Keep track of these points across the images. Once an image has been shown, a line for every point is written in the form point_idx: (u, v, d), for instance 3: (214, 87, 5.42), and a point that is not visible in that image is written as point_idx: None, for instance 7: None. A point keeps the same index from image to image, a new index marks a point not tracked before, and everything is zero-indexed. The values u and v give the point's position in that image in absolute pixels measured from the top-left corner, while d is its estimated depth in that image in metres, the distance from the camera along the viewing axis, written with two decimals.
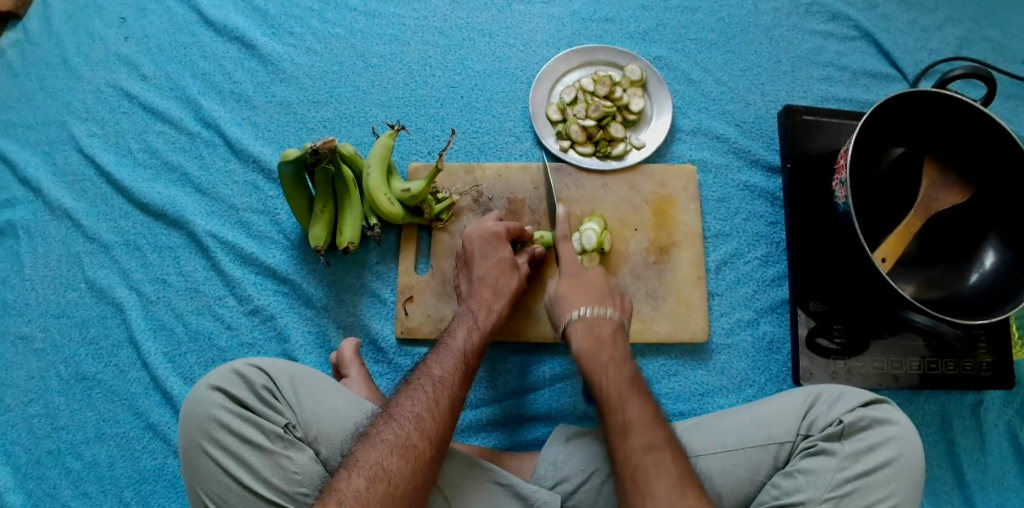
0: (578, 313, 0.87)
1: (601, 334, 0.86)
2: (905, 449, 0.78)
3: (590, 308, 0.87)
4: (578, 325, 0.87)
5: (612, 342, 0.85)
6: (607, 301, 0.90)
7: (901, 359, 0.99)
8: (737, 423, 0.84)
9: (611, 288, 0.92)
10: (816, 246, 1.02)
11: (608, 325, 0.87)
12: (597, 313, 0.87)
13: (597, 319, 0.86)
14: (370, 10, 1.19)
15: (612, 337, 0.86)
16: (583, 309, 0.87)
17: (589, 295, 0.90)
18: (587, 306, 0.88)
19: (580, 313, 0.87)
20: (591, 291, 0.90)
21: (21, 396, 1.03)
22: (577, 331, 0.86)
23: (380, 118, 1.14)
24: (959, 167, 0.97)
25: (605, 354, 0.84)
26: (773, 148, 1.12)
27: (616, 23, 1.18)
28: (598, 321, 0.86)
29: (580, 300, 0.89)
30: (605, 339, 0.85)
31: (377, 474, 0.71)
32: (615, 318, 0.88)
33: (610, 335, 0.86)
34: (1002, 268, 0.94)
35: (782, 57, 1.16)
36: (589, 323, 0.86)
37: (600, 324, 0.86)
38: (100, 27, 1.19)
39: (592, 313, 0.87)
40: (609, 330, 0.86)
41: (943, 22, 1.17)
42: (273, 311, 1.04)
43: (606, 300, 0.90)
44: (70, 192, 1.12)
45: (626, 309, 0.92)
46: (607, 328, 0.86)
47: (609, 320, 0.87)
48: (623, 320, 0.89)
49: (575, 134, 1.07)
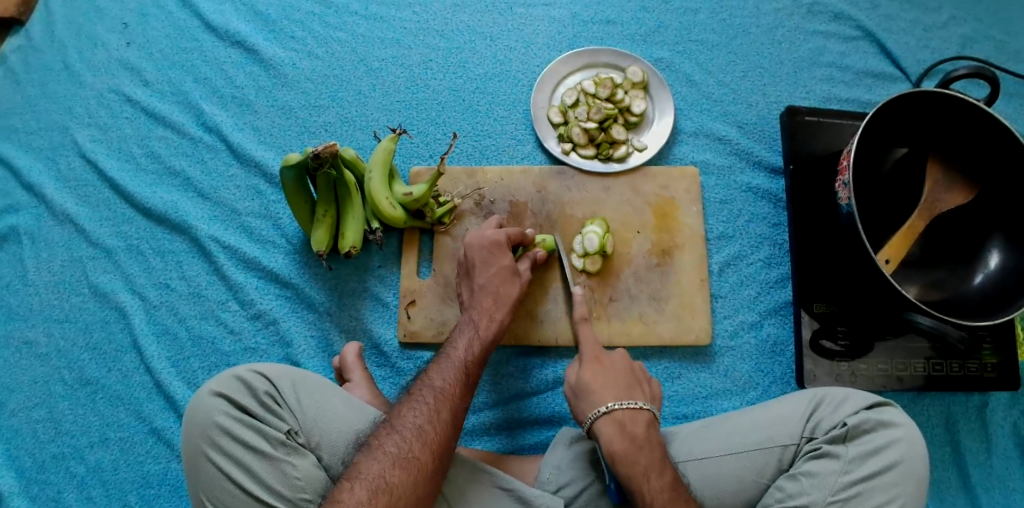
0: (606, 408, 0.81)
1: (633, 431, 0.79)
2: (910, 453, 0.77)
3: (619, 401, 0.81)
4: (606, 422, 0.80)
5: (648, 442, 0.79)
6: (635, 391, 0.84)
7: (906, 361, 0.99)
8: (741, 426, 0.84)
9: (637, 374, 0.87)
10: (819, 247, 1.01)
11: (641, 422, 0.80)
12: (627, 409, 0.81)
13: (629, 417, 0.80)
14: (371, 14, 1.19)
15: (647, 437, 0.79)
16: (612, 404, 0.81)
17: (617, 386, 0.84)
18: (616, 400, 0.81)
19: (608, 407, 0.81)
20: (618, 381, 0.84)
21: (25, 401, 1.03)
22: (606, 429, 0.80)
23: (382, 122, 1.14)
24: (965, 167, 0.96)
25: (642, 458, 0.77)
26: (775, 149, 1.11)
27: (618, 25, 1.17)
28: (629, 418, 0.80)
29: (607, 393, 0.83)
30: (639, 437, 0.79)
31: (379, 486, 0.71)
32: (648, 410, 0.82)
33: (644, 433, 0.79)
34: (1007, 269, 0.93)
35: (785, 57, 1.16)
36: (618, 421, 0.80)
37: (633, 420, 0.80)
38: (102, 33, 1.20)
39: (621, 409, 0.80)
40: (643, 429, 0.80)
41: (947, 21, 1.17)
42: (276, 315, 1.04)
43: (634, 390, 0.84)
44: (73, 198, 1.12)
45: (653, 395, 0.87)
46: (639, 425, 0.80)
47: (640, 414, 0.81)
48: (653, 408, 0.84)
49: (577, 137, 1.07)
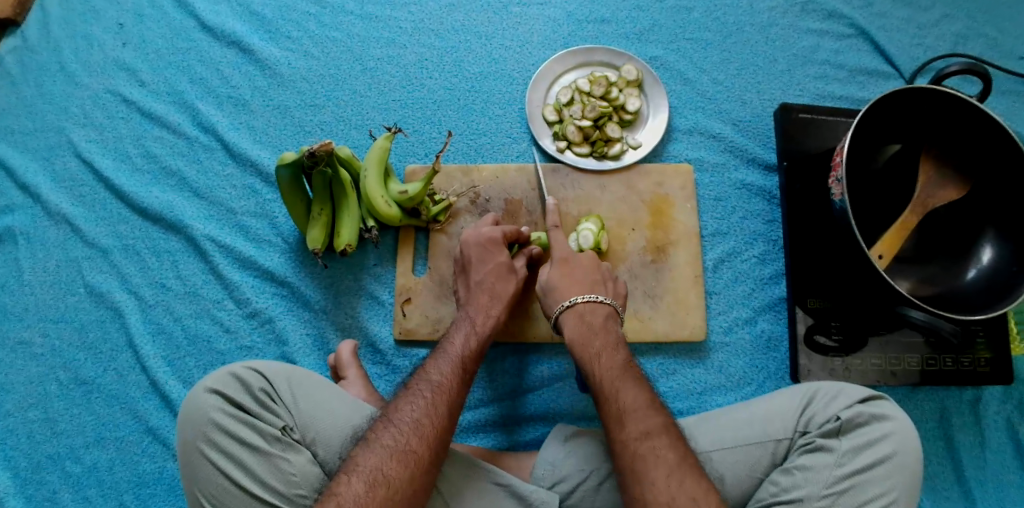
0: (567, 302, 0.88)
1: (592, 321, 0.86)
2: (903, 446, 0.77)
3: (581, 295, 0.88)
4: (569, 315, 0.87)
5: (603, 328, 0.86)
6: (598, 286, 0.91)
7: (899, 356, 0.99)
8: (736, 421, 0.84)
9: (605, 274, 0.93)
10: (813, 244, 1.02)
11: (600, 314, 0.87)
12: (588, 302, 0.88)
13: (589, 309, 0.87)
14: (366, 14, 1.19)
15: (604, 325, 0.86)
16: (573, 297, 0.88)
17: (581, 281, 0.90)
18: (579, 295, 0.88)
19: (570, 300, 0.88)
20: (582, 277, 0.91)
21: (21, 401, 1.03)
22: (568, 320, 0.87)
23: (377, 121, 1.14)
24: (957, 163, 0.96)
25: (597, 340, 0.84)
26: (769, 147, 1.12)
27: (612, 24, 1.18)
28: (589, 310, 0.87)
29: (572, 289, 0.89)
30: (596, 327, 0.86)
31: (376, 478, 0.71)
32: (608, 305, 0.88)
33: (601, 322, 0.86)
34: (1000, 264, 0.94)
35: (778, 56, 1.16)
36: (579, 313, 0.87)
37: (592, 312, 0.87)
38: (98, 33, 1.20)
39: (582, 302, 0.88)
40: (600, 319, 0.86)
41: (939, 19, 1.18)
42: (272, 313, 1.04)
43: (598, 287, 0.90)
44: (69, 197, 1.12)
45: (620, 293, 0.93)
46: (598, 316, 0.87)
47: (599, 307, 0.88)
48: (616, 305, 0.90)
49: (571, 135, 1.07)
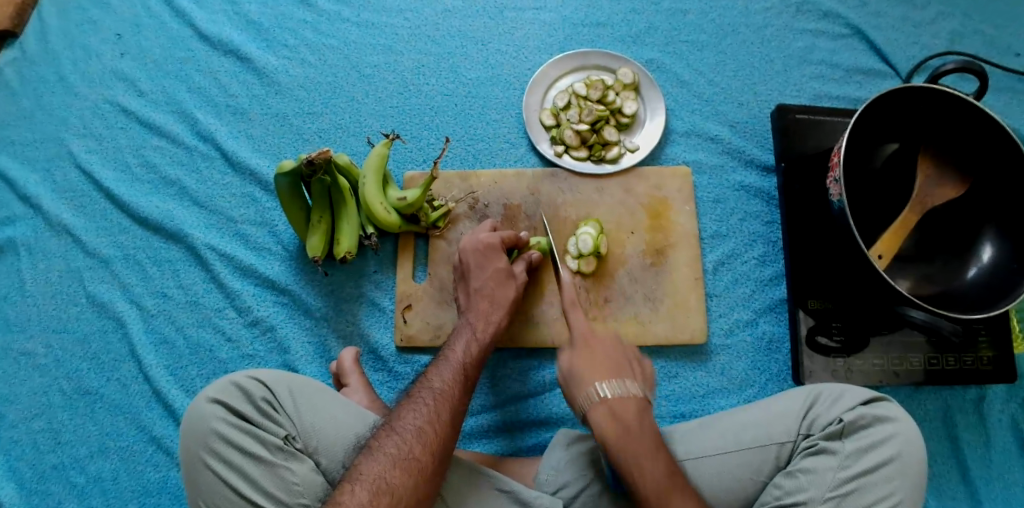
0: (597, 395, 0.79)
1: (626, 418, 0.78)
2: (906, 447, 0.77)
3: (610, 386, 0.80)
4: (600, 409, 0.79)
5: (641, 428, 0.78)
6: (625, 374, 0.83)
7: (901, 355, 0.99)
8: (738, 424, 0.84)
9: (626, 355, 0.85)
10: (812, 245, 1.02)
11: (633, 407, 0.79)
12: (619, 396, 0.79)
13: (620, 402, 0.79)
14: (363, 21, 1.19)
15: (640, 422, 0.79)
16: (602, 388, 0.80)
17: (608, 369, 0.83)
18: (607, 383, 0.80)
19: (599, 392, 0.80)
20: (608, 364, 0.83)
21: (24, 412, 1.04)
22: (599, 415, 0.79)
23: (375, 128, 1.14)
24: (954, 160, 0.97)
25: (635, 444, 0.77)
26: (767, 148, 1.12)
27: (608, 27, 1.18)
28: (621, 404, 0.79)
29: (598, 377, 0.82)
30: (631, 421, 0.78)
31: (380, 487, 0.71)
32: (640, 394, 0.81)
33: (637, 419, 0.79)
34: (1000, 262, 0.94)
35: (775, 56, 1.16)
36: (612, 409, 0.79)
37: (624, 406, 0.79)
38: (96, 44, 1.21)
39: (614, 396, 0.79)
40: (634, 414, 0.79)
41: (935, 17, 1.18)
42: (273, 322, 1.05)
43: (625, 375, 0.83)
44: (70, 208, 1.12)
45: (646, 377, 0.86)
46: (631, 411, 0.79)
47: (632, 398, 0.80)
48: (646, 392, 0.83)
49: (569, 139, 1.08)
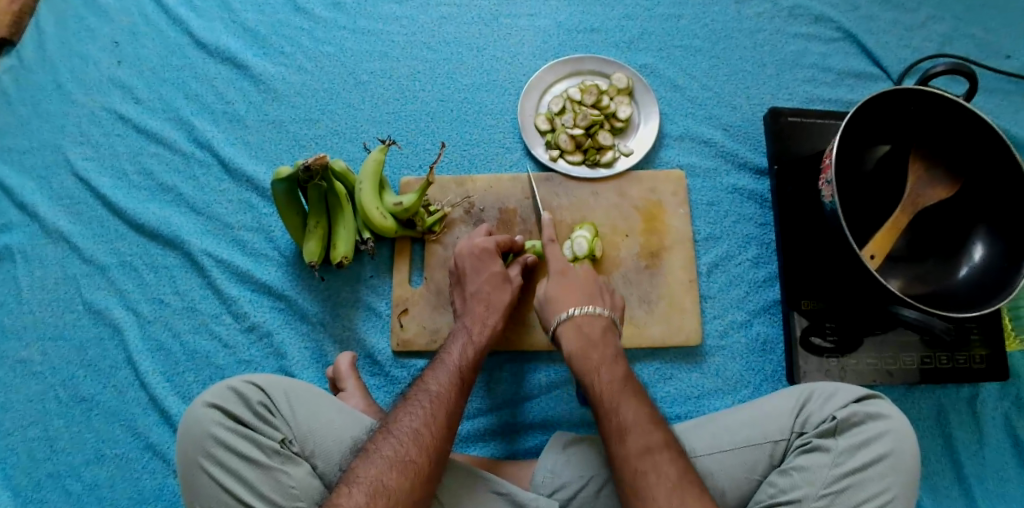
0: (566, 314, 0.88)
1: (590, 333, 0.86)
2: (899, 444, 0.78)
3: (578, 307, 0.88)
4: (567, 327, 0.87)
5: (603, 341, 0.86)
6: (597, 299, 0.91)
7: (894, 355, 1.00)
8: (732, 424, 0.85)
9: (600, 286, 0.93)
10: (806, 246, 1.02)
11: (598, 326, 0.87)
12: (586, 314, 0.88)
13: (587, 320, 0.87)
14: (359, 28, 1.20)
15: (603, 337, 0.86)
16: (571, 310, 0.88)
17: (578, 294, 0.90)
18: (575, 306, 0.89)
19: (568, 313, 0.88)
20: (579, 291, 0.91)
21: (20, 419, 1.04)
22: (566, 331, 0.87)
23: (371, 134, 1.15)
24: (945, 161, 0.97)
25: (594, 355, 0.84)
26: (760, 151, 1.13)
27: (601, 33, 1.19)
28: (586, 321, 0.87)
29: (569, 301, 0.89)
30: (594, 338, 0.86)
31: (377, 489, 0.71)
32: (606, 316, 0.88)
33: (600, 334, 0.86)
34: (991, 261, 0.95)
35: (768, 60, 1.18)
36: (578, 325, 0.87)
37: (591, 324, 0.87)
38: (93, 52, 1.21)
39: (581, 313, 0.88)
40: (599, 331, 0.87)
41: (925, 21, 1.19)
42: (270, 327, 1.05)
43: (596, 299, 0.90)
44: (67, 215, 1.13)
45: (618, 305, 0.93)
46: (596, 328, 0.87)
47: (598, 319, 0.88)
48: (614, 317, 0.90)
49: (564, 144, 1.09)
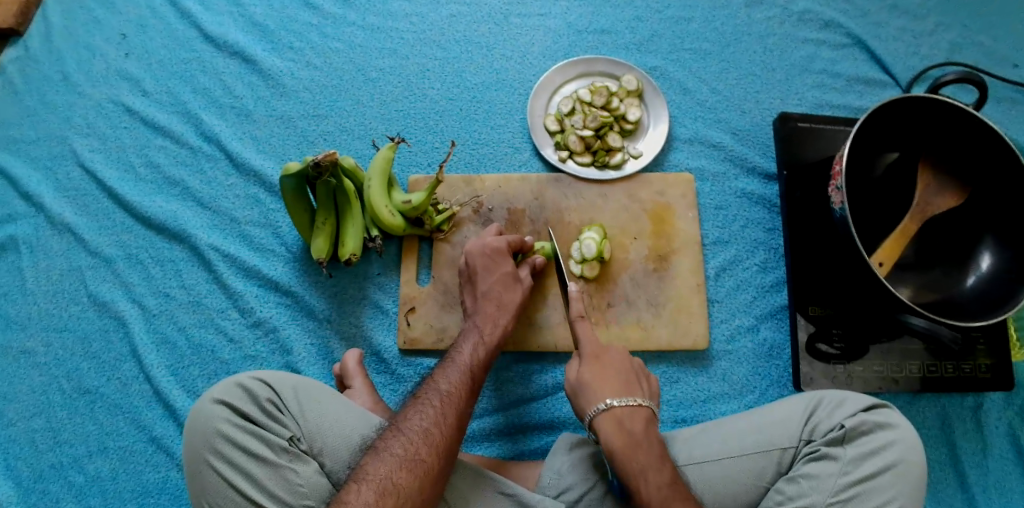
0: (605, 405, 0.82)
1: (633, 429, 0.80)
2: (908, 455, 0.78)
3: (617, 399, 0.82)
4: (607, 419, 0.81)
5: (646, 439, 0.80)
6: (634, 388, 0.85)
7: (901, 363, 1.00)
8: (741, 429, 0.85)
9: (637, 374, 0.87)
10: (814, 252, 1.02)
11: (640, 420, 0.81)
12: (625, 406, 0.82)
13: (628, 414, 0.81)
14: (368, 25, 1.20)
15: (646, 433, 0.80)
16: (611, 400, 0.82)
17: (617, 383, 0.84)
18: (614, 397, 0.83)
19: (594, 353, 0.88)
20: (616, 377, 0.85)
21: (23, 411, 1.03)
22: (606, 424, 0.81)
23: (380, 131, 1.15)
24: (953, 170, 0.98)
25: (641, 455, 0.78)
26: (769, 156, 1.13)
27: (612, 34, 1.19)
28: (627, 415, 0.81)
29: (606, 390, 0.84)
30: (637, 432, 0.80)
31: (386, 487, 0.71)
32: (646, 407, 0.83)
33: (642, 430, 0.80)
34: (998, 270, 0.95)
35: (777, 65, 1.18)
36: (618, 418, 0.81)
37: (631, 418, 0.81)
38: (101, 43, 1.21)
39: (621, 406, 0.82)
40: (641, 425, 0.81)
41: (935, 28, 1.19)
42: (276, 323, 1.05)
43: (633, 388, 0.84)
44: (72, 207, 1.12)
45: (652, 392, 0.87)
46: (639, 422, 0.81)
47: (623, 356, 0.88)
48: (652, 406, 0.84)
49: (573, 145, 1.09)
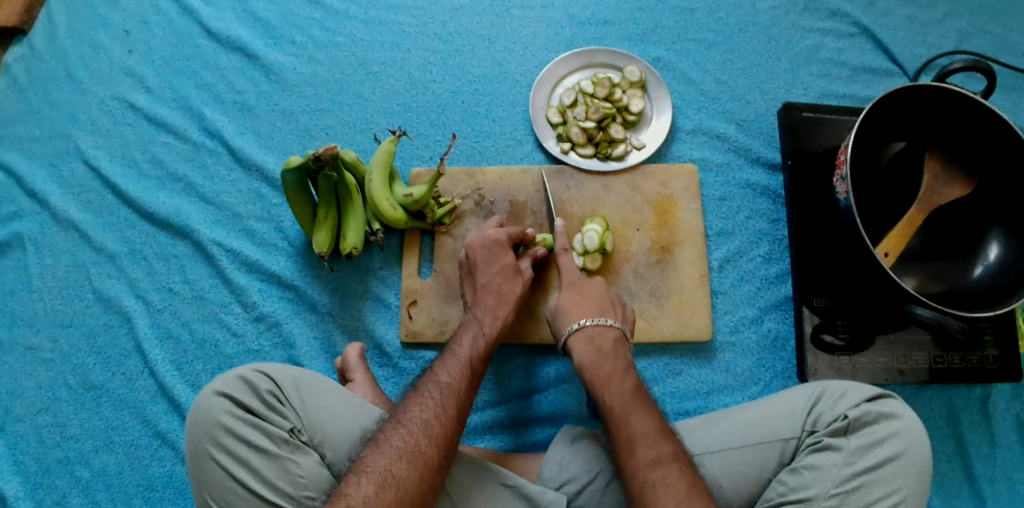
0: (577, 325, 0.90)
1: (601, 345, 0.88)
2: (912, 443, 0.78)
3: (589, 318, 0.90)
4: (579, 336, 0.89)
5: (614, 352, 0.87)
6: (608, 311, 0.93)
7: (907, 354, 0.99)
8: (743, 420, 0.84)
9: (612, 298, 0.95)
10: (819, 243, 1.01)
11: (608, 337, 0.89)
12: (597, 325, 0.90)
13: (597, 331, 0.89)
14: (370, 18, 1.19)
15: (613, 349, 0.88)
16: (582, 321, 0.90)
17: (590, 306, 0.92)
18: (586, 317, 0.91)
19: (578, 323, 0.90)
20: (591, 302, 0.93)
21: (29, 406, 1.04)
22: (577, 342, 0.89)
23: (381, 124, 1.14)
24: (961, 160, 0.97)
25: (605, 365, 0.86)
26: (773, 146, 1.12)
27: (614, 25, 1.18)
28: (598, 333, 0.89)
29: (580, 312, 0.92)
30: (607, 349, 0.88)
31: (386, 480, 0.71)
32: (617, 328, 0.90)
33: (611, 345, 0.88)
34: (1006, 261, 0.94)
35: (782, 55, 1.16)
36: (589, 335, 0.89)
37: (601, 335, 0.89)
38: (104, 41, 1.21)
39: (592, 324, 0.90)
40: (610, 342, 0.89)
41: (943, 16, 1.18)
42: (279, 317, 1.05)
43: (607, 312, 0.92)
44: (77, 204, 1.13)
45: (628, 318, 0.95)
46: (606, 339, 0.89)
47: (609, 329, 0.90)
48: (625, 330, 0.92)
49: (576, 137, 1.08)
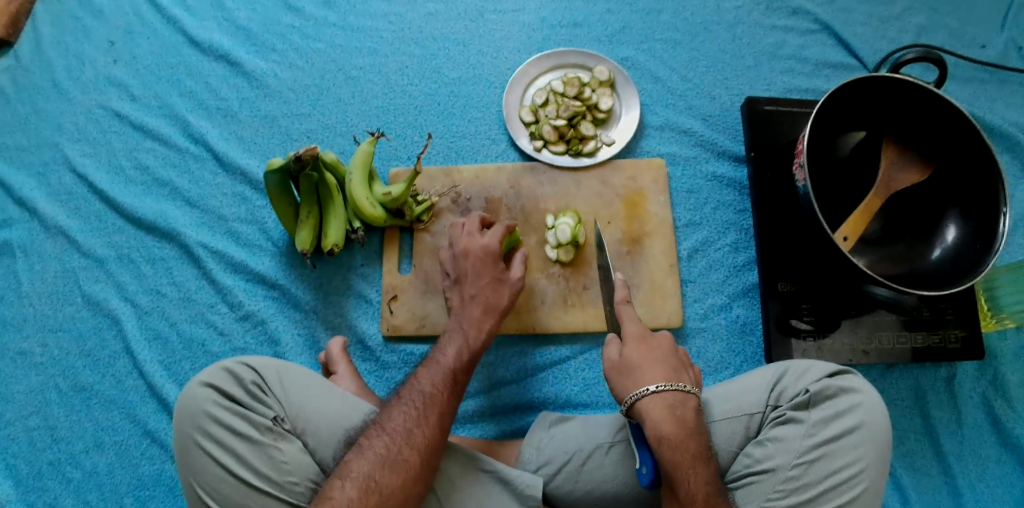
0: (654, 389, 0.79)
1: (684, 416, 0.78)
2: (871, 416, 0.81)
3: (669, 382, 0.80)
4: (658, 403, 0.78)
5: (696, 429, 0.78)
6: (681, 374, 0.83)
7: (870, 335, 1.03)
8: (708, 400, 0.88)
9: (682, 358, 0.85)
10: (783, 229, 1.05)
11: (690, 406, 0.79)
12: (676, 391, 0.79)
13: (680, 401, 0.79)
14: (348, 25, 1.24)
15: (696, 423, 0.78)
16: (660, 385, 0.79)
17: (665, 367, 0.82)
18: (664, 380, 0.80)
19: (655, 388, 0.79)
20: (664, 363, 0.83)
21: (21, 411, 1.07)
22: (656, 409, 0.78)
23: (361, 127, 1.19)
24: (918, 146, 1.01)
25: (690, 445, 0.76)
26: (739, 140, 1.16)
27: (584, 28, 1.22)
28: (680, 403, 0.79)
29: (654, 374, 0.81)
30: (689, 423, 0.78)
31: (368, 485, 0.75)
32: (694, 393, 0.81)
33: (693, 418, 0.79)
34: (963, 242, 0.98)
35: (746, 52, 1.21)
36: (669, 403, 0.78)
37: (683, 404, 0.79)
38: (90, 51, 1.25)
39: (670, 391, 0.79)
40: (692, 414, 0.79)
41: (902, 12, 1.22)
42: (264, 315, 1.08)
43: (681, 373, 0.83)
44: (64, 210, 1.16)
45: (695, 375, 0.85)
46: (688, 409, 0.79)
47: (688, 397, 0.80)
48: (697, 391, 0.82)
49: (547, 135, 1.12)
